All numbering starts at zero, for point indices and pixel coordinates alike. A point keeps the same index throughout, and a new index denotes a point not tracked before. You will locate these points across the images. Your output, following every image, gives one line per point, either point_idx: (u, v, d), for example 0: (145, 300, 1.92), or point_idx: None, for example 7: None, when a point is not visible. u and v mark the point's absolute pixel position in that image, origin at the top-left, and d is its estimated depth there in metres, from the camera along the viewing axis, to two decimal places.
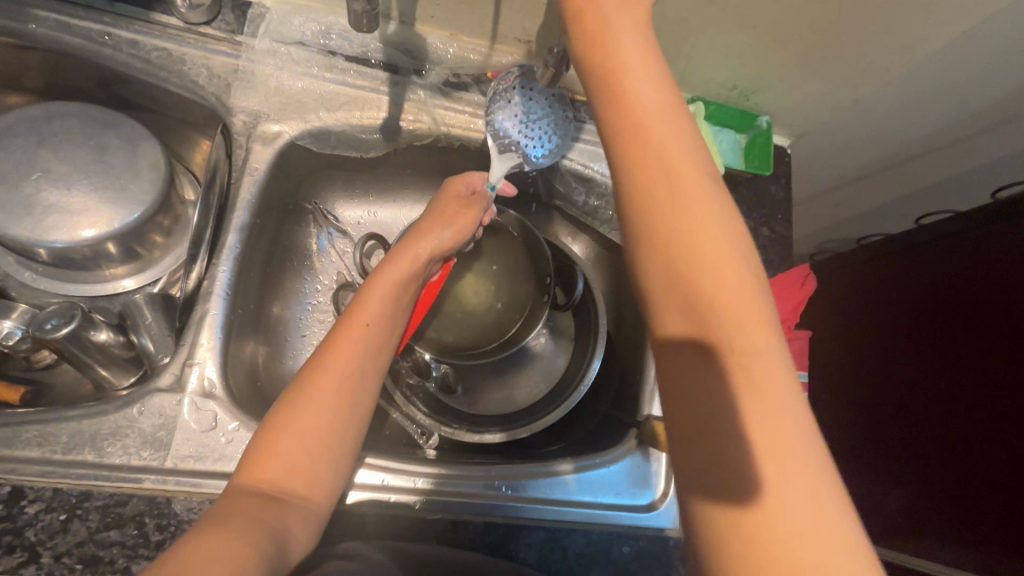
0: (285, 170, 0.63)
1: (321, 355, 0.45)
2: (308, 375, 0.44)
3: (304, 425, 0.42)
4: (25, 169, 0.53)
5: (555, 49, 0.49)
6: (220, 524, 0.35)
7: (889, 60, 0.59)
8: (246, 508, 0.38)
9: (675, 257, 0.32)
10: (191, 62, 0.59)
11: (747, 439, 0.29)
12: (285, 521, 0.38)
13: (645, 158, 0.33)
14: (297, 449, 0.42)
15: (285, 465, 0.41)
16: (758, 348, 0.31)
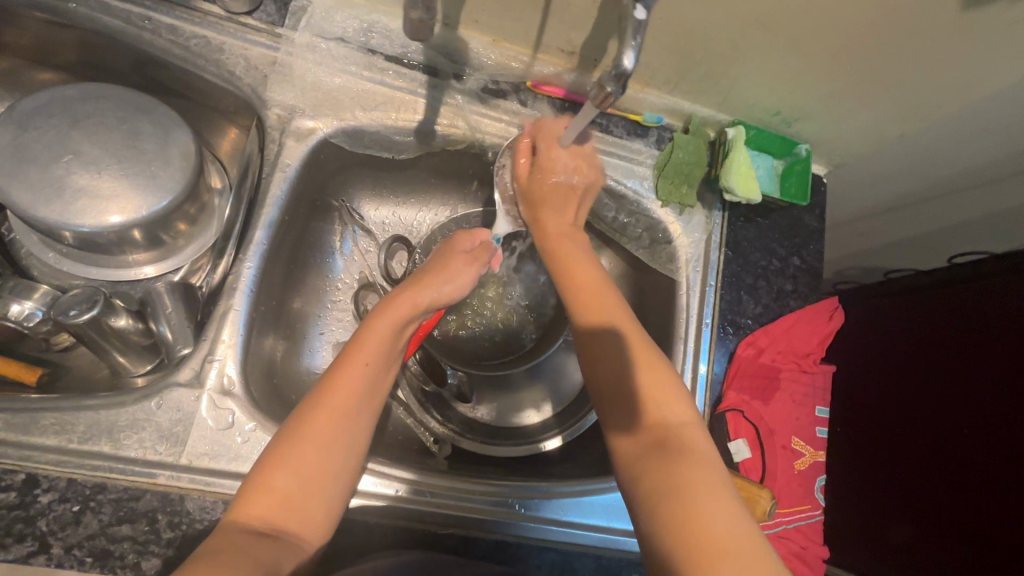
0: (317, 167, 0.62)
1: (322, 389, 0.44)
2: (307, 411, 0.43)
3: (301, 464, 0.41)
4: (56, 150, 0.52)
5: (613, 67, 0.41)
6: (211, 563, 0.35)
7: (941, 98, 0.58)
8: (235, 547, 0.37)
9: (594, 320, 0.49)
10: (229, 52, 0.58)
11: (647, 439, 0.44)
12: (277, 560, 0.37)
13: (587, 295, 0.51)
14: (292, 485, 0.40)
15: (280, 502, 0.40)
16: (651, 375, 0.46)
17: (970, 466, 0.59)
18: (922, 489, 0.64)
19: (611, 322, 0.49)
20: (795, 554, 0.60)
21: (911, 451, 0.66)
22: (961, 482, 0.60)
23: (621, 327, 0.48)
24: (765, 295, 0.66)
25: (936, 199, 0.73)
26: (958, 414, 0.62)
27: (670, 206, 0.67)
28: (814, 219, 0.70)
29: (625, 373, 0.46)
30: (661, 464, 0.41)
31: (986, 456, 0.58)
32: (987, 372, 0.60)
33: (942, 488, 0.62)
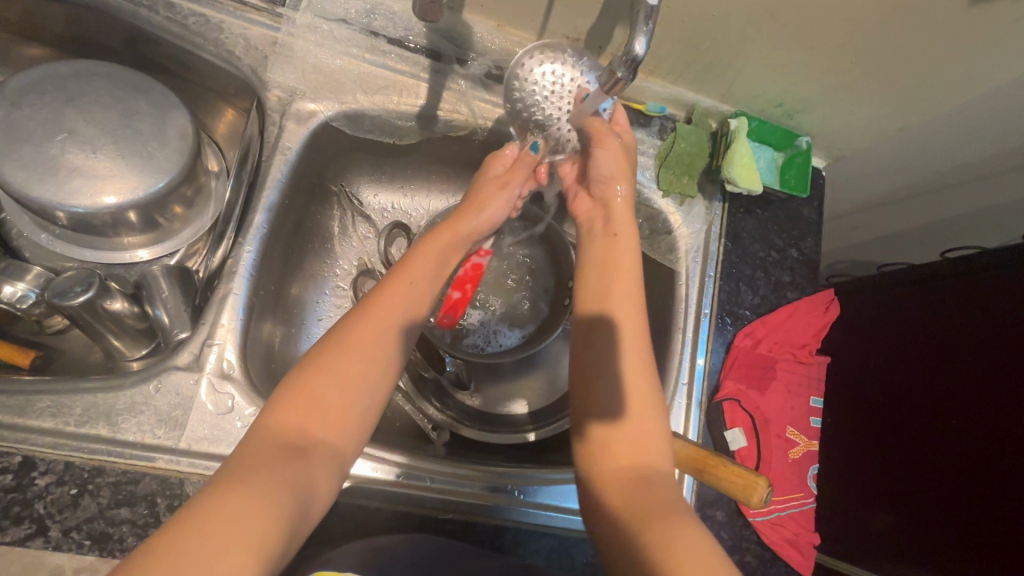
0: (317, 151, 0.61)
1: (353, 318, 0.46)
2: (338, 338, 0.45)
3: (338, 370, 0.43)
4: (50, 128, 0.51)
5: (624, 53, 0.41)
6: (246, 473, 0.35)
7: (944, 93, 0.58)
8: (268, 458, 0.37)
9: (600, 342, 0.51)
10: (228, 31, 0.57)
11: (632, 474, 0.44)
12: (310, 471, 0.38)
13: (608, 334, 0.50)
14: (331, 393, 0.42)
15: (315, 410, 0.41)
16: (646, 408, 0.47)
17: (965, 456, 0.60)
18: (917, 472, 0.65)
19: (629, 363, 0.49)
20: (788, 541, 0.61)
21: (912, 438, 0.66)
22: (961, 466, 0.60)
23: (634, 371, 0.49)
24: (763, 286, 0.67)
25: (932, 193, 0.74)
26: (960, 399, 0.62)
27: (670, 197, 0.67)
28: (812, 212, 0.70)
29: (632, 422, 0.46)
30: (642, 498, 0.42)
31: (988, 439, 0.58)
32: (983, 358, 0.61)
33: (939, 472, 0.62)
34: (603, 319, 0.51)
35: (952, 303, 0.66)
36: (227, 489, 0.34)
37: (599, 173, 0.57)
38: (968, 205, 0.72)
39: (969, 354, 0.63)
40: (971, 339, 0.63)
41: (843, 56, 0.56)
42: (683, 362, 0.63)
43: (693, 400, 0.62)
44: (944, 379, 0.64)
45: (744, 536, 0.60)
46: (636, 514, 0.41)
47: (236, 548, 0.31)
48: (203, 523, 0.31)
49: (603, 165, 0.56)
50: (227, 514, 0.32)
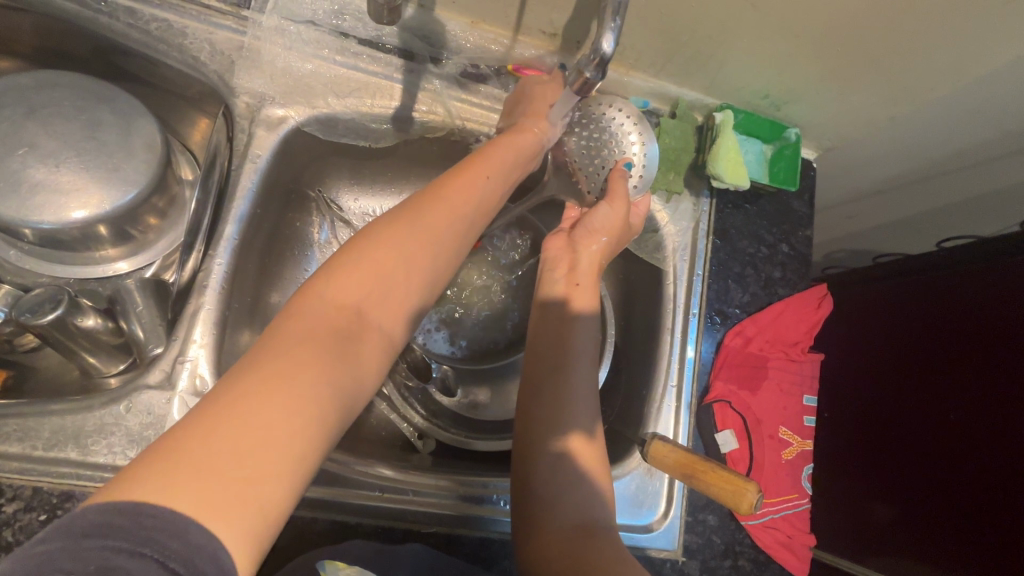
0: (291, 157, 0.59)
1: (426, 203, 0.45)
2: (399, 234, 0.42)
3: (403, 251, 0.42)
4: (11, 143, 0.50)
5: (591, 52, 0.39)
6: (302, 350, 0.34)
7: (934, 80, 0.56)
8: (318, 343, 0.35)
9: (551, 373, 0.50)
10: (192, 36, 0.55)
11: (571, 518, 0.44)
12: (362, 355, 0.38)
13: (558, 372, 0.50)
14: (395, 274, 0.41)
15: (377, 290, 0.40)
16: (594, 450, 0.48)
17: (962, 450, 0.59)
18: (913, 459, 0.63)
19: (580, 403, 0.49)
20: (782, 544, 0.60)
21: (906, 427, 0.65)
22: (959, 454, 0.59)
23: (585, 409, 0.49)
24: (753, 283, 0.65)
25: (926, 181, 0.72)
26: (956, 386, 0.61)
27: (657, 193, 0.65)
28: (802, 205, 0.68)
29: (577, 456, 0.47)
30: (578, 545, 0.42)
31: (986, 424, 0.57)
32: (977, 344, 0.60)
33: (938, 460, 0.61)
34: (553, 356, 0.50)
35: (944, 292, 0.65)
36: (270, 376, 0.32)
37: (590, 224, 0.54)
38: (963, 193, 0.70)
39: (962, 342, 0.62)
40: (963, 327, 0.62)
41: (828, 44, 0.54)
42: (673, 364, 0.61)
43: (683, 402, 0.61)
44: (936, 365, 0.63)
45: (737, 539, 0.59)
46: (576, 548, 0.42)
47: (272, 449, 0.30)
48: (241, 414, 0.30)
49: (603, 220, 0.54)
50: (268, 409, 0.31)
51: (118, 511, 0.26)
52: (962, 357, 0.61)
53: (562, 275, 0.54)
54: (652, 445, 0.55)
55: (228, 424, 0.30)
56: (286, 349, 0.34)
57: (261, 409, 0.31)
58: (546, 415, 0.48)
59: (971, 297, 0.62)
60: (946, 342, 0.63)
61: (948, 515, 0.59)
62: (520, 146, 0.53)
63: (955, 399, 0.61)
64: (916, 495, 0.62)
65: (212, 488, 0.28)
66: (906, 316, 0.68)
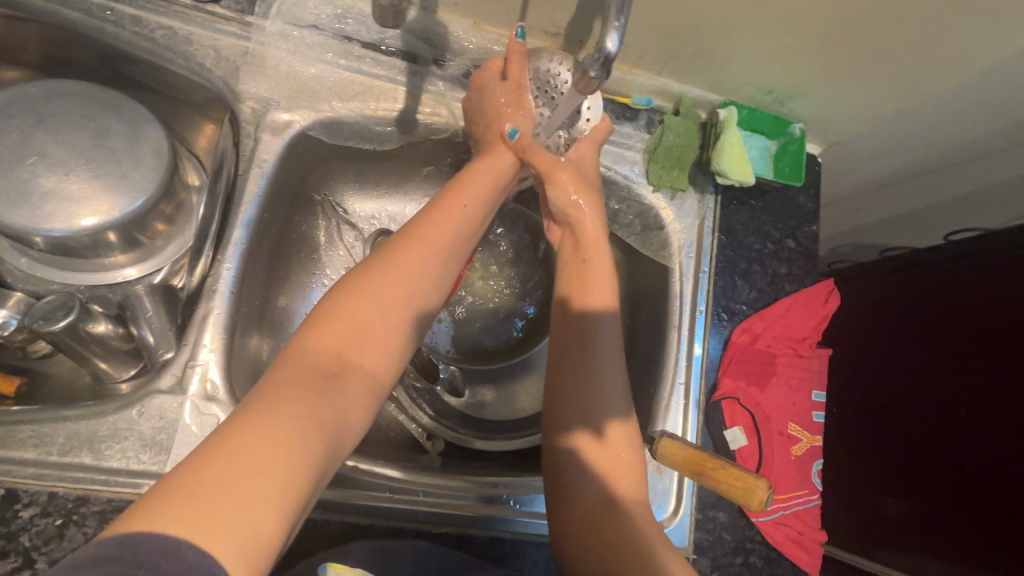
0: (296, 162, 0.60)
1: (398, 245, 0.45)
2: (369, 281, 0.42)
3: (380, 294, 0.41)
4: (21, 152, 0.50)
5: (594, 53, 0.39)
6: (283, 394, 0.34)
7: (939, 73, 0.56)
8: (300, 388, 0.35)
9: (571, 347, 0.50)
10: (197, 43, 0.56)
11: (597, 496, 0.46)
12: (346, 398, 0.37)
13: (576, 357, 0.50)
14: (373, 313, 0.41)
15: (356, 333, 0.39)
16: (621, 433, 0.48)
17: (967, 435, 0.59)
18: (920, 450, 0.63)
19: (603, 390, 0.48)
20: (793, 540, 0.59)
21: (911, 418, 0.65)
22: (963, 440, 0.59)
23: (611, 389, 0.48)
24: (759, 279, 0.65)
25: (932, 174, 0.72)
26: (958, 374, 0.62)
27: (662, 191, 0.65)
28: (808, 200, 0.68)
29: (584, 448, 0.47)
30: (609, 525, 0.44)
31: (989, 409, 0.58)
32: (977, 332, 0.61)
33: (945, 448, 0.61)
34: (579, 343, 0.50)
35: (946, 285, 0.65)
36: (255, 418, 0.32)
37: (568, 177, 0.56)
38: (970, 185, 0.69)
39: (963, 331, 0.62)
40: (963, 316, 0.62)
41: (832, 38, 0.54)
42: (681, 361, 0.61)
43: (691, 399, 0.61)
44: (938, 355, 0.64)
45: (747, 536, 0.59)
46: (607, 525, 0.44)
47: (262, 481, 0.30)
48: (231, 456, 0.30)
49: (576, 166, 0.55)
50: (259, 444, 0.31)
51: (110, 547, 0.25)
52: (963, 345, 0.62)
53: (569, 257, 0.55)
54: (661, 442, 0.55)
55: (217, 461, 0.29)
56: (269, 395, 0.34)
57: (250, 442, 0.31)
58: (564, 396, 0.49)
59: (972, 288, 0.62)
60: (947, 332, 0.64)
61: (959, 503, 0.59)
62: (490, 177, 0.52)
63: (958, 387, 0.61)
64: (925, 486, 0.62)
65: (203, 522, 0.27)
66: (908, 310, 0.69)
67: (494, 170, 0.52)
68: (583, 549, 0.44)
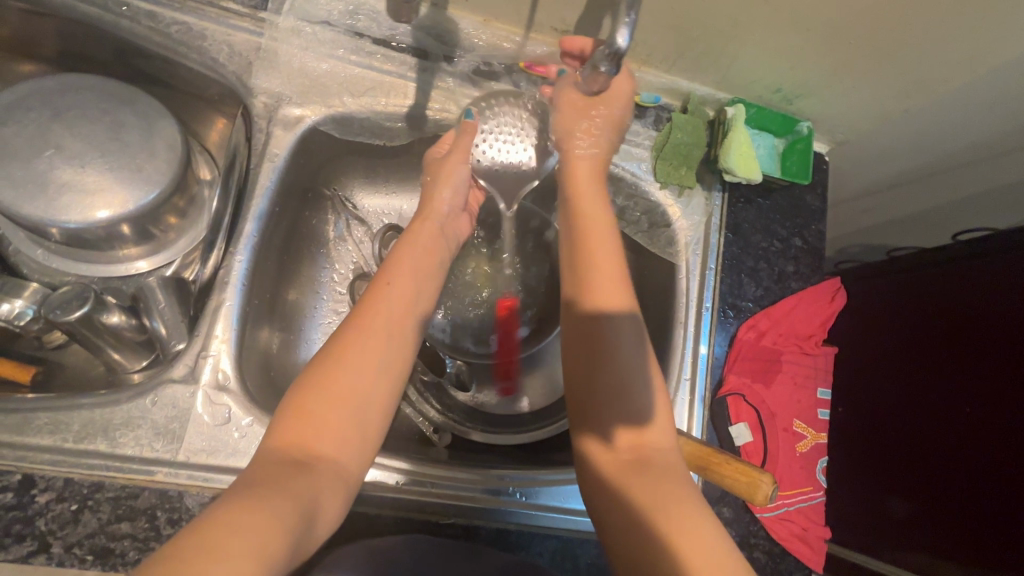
0: (307, 157, 0.61)
1: (345, 335, 0.45)
2: (331, 354, 0.44)
3: (333, 388, 0.42)
4: (38, 144, 0.51)
5: (606, 47, 0.40)
6: (254, 489, 0.34)
7: (948, 71, 0.56)
8: (276, 471, 0.36)
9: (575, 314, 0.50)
10: (211, 38, 0.56)
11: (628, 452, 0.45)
12: (315, 493, 0.37)
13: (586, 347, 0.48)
14: (328, 407, 0.41)
15: (316, 430, 0.40)
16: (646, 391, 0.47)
17: (965, 429, 0.60)
18: (924, 446, 0.64)
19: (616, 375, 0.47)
20: (798, 536, 0.60)
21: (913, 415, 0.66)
22: (963, 436, 0.60)
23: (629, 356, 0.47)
24: (766, 277, 0.65)
25: (940, 173, 0.72)
26: (958, 372, 0.62)
27: (669, 188, 0.65)
28: (815, 198, 0.69)
29: (610, 405, 0.46)
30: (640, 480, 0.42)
31: (989, 404, 0.58)
32: (977, 329, 0.62)
33: (947, 444, 0.61)
34: (589, 334, 0.48)
35: (949, 285, 0.66)
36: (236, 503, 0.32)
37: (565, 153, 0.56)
38: (978, 184, 0.69)
39: (963, 328, 0.63)
40: (963, 314, 0.63)
41: (841, 36, 0.54)
42: (686, 358, 0.62)
43: (697, 395, 0.61)
44: (939, 353, 0.65)
45: (752, 532, 0.59)
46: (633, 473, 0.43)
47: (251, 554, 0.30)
48: (219, 526, 0.30)
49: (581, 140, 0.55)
50: (243, 521, 0.31)
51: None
52: (963, 343, 0.63)
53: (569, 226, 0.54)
54: None
55: (200, 540, 0.29)
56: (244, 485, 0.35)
57: (233, 524, 0.31)
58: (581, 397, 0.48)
59: (975, 285, 0.63)
60: (948, 330, 0.65)
61: (960, 497, 0.59)
62: (416, 246, 0.54)
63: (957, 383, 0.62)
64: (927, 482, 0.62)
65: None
66: (911, 309, 0.70)
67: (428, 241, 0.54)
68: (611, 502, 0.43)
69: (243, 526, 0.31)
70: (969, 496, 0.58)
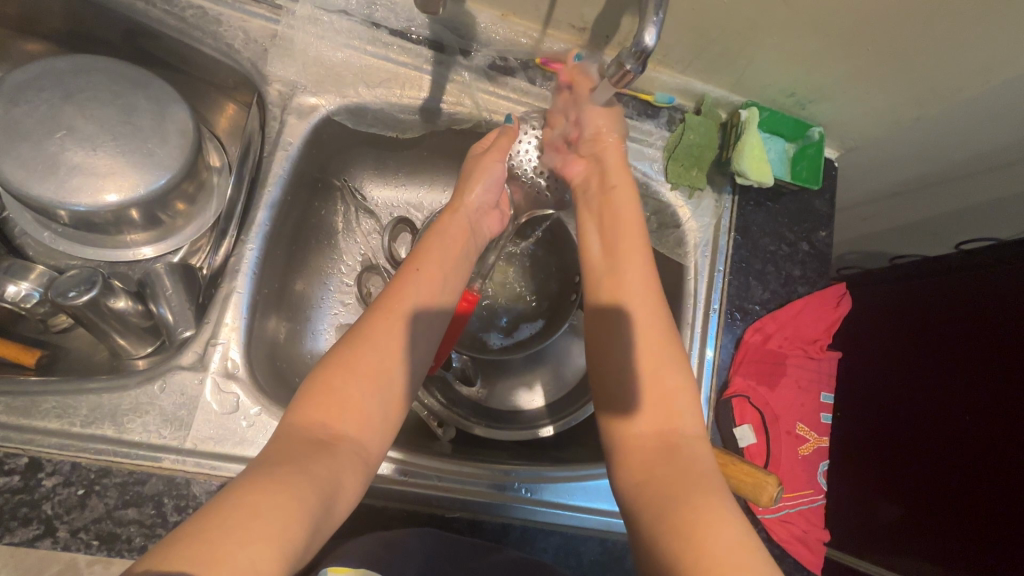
0: (319, 146, 0.60)
1: (368, 318, 0.46)
2: (357, 336, 0.45)
3: (356, 367, 0.43)
4: (49, 126, 0.51)
5: (633, 45, 0.40)
6: (273, 468, 0.35)
7: (962, 81, 0.56)
8: (297, 450, 0.38)
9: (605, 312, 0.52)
10: (227, 24, 0.56)
11: (653, 443, 0.45)
12: (334, 470, 0.38)
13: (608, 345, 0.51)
14: (351, 387, 0.42)
15: (337, 408, 0.41)
16: (675, 389, 0.47)
17: (966, 437, 0.60)
18: (925, 453, 0.64)
19: (649, 372, 0.48)
20: (797, 538, 0.60)
21: (913, 421, 0.66)
22: (964, 443, 0.60)
23: (659, 353, 0.49)
24: (773, 280, 0.66)
25: (947, 182, 0.72)
26: (959, 380, 0.63)
27: (680, 189, 0.66)
28: (823, 204, 0.69)
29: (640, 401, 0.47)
30: (665, 473, 0.43)
31: (989, 413, 0.59)
32: (978, 339, 0.62)
33: (947, 451, 0.62)
34: (611, 328, 0.51)
35: (952, 293, 0.66)
36: (258, 480, 0.34)
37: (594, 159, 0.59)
38: (984, 194, 0.70)
39: (964, 337, 0.63)
40: (965, 322, 0.64)
41: (858, 44, 0.55)
42: (692, 360, 0.62)
43: (703, 395, 0.61)
44: (940, 361, 0.65)
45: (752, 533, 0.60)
46: (659, 468, 0.43)
47: (270, 534, 0.31)
48: (237, 509, 0.31)
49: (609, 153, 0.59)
50: (266, 502, 0.32)
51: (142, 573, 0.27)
52: (965, 352, 0.63)
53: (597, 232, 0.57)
54: None
55: (226, 517, 0.31)
56: (267, 461, 0.36)
57: (257, 503, 0.32)
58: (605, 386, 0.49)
59: (978, 294, 0.63)
60: (950, 339, 0.65)
61: (959, 503, 0.60)
62: (443, 236, 0.55)
63: (958, 391, 0.62)
64: (928, 488, 0.63)
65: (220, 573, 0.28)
66: (912, 316, 0.70)
67: (456, 232, 0.56)
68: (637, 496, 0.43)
69: (262, 509, 0.32)
70: (969, 503, 0.59)
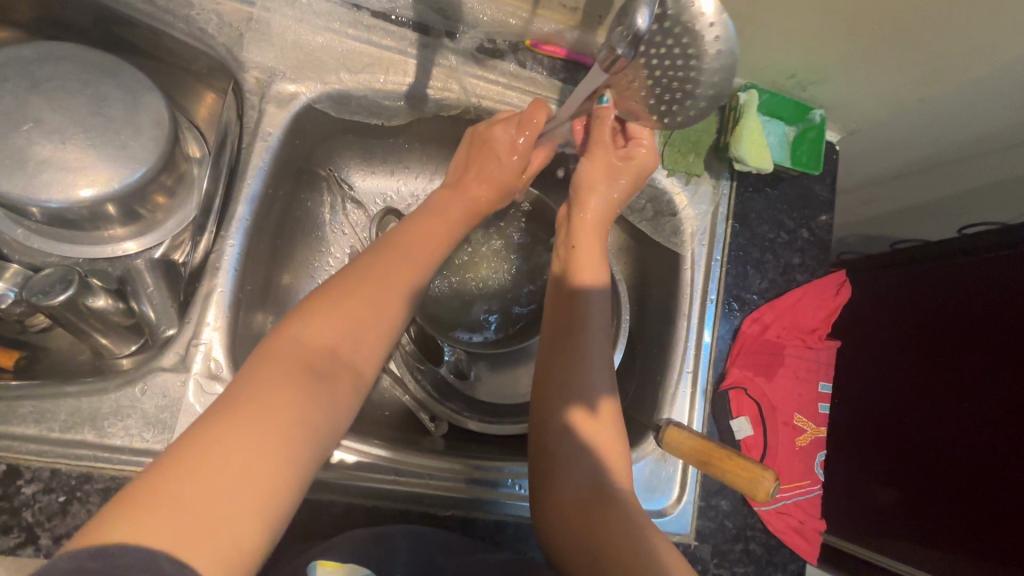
0: (301, 135, 0.58)
1: (356, 270, 0.44)
2: (344, 285, 0.42)
3: (344, 310, 0.41)
4: (15, 117, 0.48)
5: (626, 29, 0.38)
6: (250, 413, 0.34)
7: (968, 62, 0.54)
8: (280, 390, 0.36)
9: (557, 316, 0.52)
10: (199, 7, 0.53)
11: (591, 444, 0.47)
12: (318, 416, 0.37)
13: (562, 333, 0.50)
14: (337, 329, 0.40)
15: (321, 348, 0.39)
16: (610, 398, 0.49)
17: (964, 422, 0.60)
18: (923, 437, 0.63)
19: (596, 375, 0.49)
20: (794, 529, 0.60)
21: (910, 408, 0.65)
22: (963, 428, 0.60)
23: (598, 356, 0.50)
24: (772, 269, 0.64)
25: (950, 165, 0.70)
26: (960, 364, 0.62)
27: (676, 175, 0.63)
28: (824, 189, 0.67)
29: (581, 423, 0.47)
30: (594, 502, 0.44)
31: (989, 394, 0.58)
32: (978, 324, 0.61)
33: (944, 436, 0.61)
34: (566, 307, 0.52)
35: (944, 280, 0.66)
36: (228, 436, 0.32)
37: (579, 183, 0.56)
38: (986, 176, 0.68)
39: (961, 321, 0.63)
40: (961, 308, 0.63)
41: (861, 21, 0.52)
42: (689, 350, 0.61)
43: (699, 388, 0.60)
44: (939, 346, 0.64)
45: (750, 525, 0.59)
46: (588, 498, 0.44)
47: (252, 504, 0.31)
48: (211, 458, 0.31)
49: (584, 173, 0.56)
50: (240, 466, 0.31)
51: (96, 555, 0.26)
52: (963, 337, 0.62)
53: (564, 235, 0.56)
54: (667, 430, 0.54)
55: (183, 480, 0.30)
56: (239, 405, 0.34)
57: (226, 468, 0.31)
58: (561, 381, 0.49)
59: (975, 279, 0.63)
60: (945, 324, 0.64)
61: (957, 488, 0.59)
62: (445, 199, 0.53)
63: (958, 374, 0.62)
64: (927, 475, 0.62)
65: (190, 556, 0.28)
66: (904, 304, 0.69)
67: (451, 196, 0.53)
68: (564, 506, 0.45)
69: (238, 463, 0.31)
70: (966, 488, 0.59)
